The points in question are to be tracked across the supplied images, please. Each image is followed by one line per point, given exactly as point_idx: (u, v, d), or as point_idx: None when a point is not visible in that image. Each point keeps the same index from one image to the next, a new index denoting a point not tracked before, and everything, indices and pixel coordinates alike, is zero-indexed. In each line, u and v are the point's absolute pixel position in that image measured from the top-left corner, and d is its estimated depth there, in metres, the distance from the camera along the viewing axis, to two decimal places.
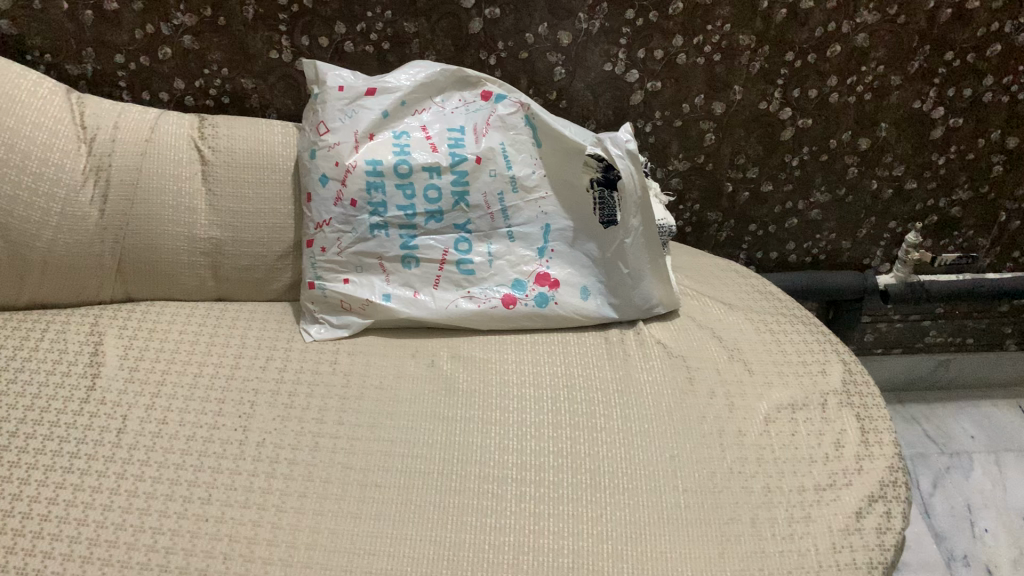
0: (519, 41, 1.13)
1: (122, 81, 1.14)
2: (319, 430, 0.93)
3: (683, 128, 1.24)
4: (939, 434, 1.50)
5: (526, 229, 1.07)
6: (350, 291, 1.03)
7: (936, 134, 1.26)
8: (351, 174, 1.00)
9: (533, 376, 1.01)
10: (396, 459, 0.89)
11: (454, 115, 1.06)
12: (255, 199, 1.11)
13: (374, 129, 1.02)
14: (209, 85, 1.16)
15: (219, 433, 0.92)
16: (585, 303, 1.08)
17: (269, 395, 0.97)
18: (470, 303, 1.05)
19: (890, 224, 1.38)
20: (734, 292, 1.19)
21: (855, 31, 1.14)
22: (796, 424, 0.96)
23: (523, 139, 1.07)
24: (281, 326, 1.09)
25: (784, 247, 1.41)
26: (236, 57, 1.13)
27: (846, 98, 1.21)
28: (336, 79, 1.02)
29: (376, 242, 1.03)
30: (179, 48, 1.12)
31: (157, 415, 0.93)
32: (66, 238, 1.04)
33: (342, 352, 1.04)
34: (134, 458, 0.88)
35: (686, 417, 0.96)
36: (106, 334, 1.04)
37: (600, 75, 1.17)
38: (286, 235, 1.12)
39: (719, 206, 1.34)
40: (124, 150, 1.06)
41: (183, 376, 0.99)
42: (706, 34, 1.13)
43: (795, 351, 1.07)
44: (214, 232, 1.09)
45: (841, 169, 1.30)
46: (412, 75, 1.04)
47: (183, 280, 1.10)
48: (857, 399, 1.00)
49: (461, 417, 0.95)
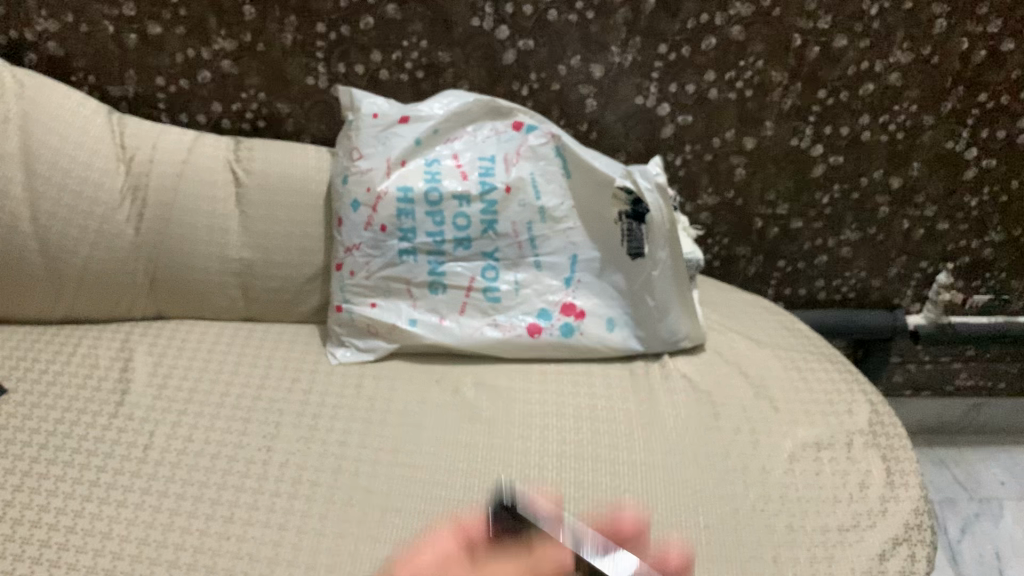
0: (552, 73, 1.14)
1: (161, 104, 1.17)
2: (341, 453, 0.92)
3: (713, 162, 1.24)
4: (969, 479, 1.48)
5: (554, 258, 1.05)
6: (377, 315, 1.03)
7: (969, 174, 1.25)
8: (382, 201, 1.01)
9: (554, 407, 0.98)
10: (417, 484, 0.89)
11: (486, 144, 1.05)
12: (287, 222, 1.11)
13: (406, 156, 1.03)
14: (246, 109, 1.18)
15: (243, 452, 0.92)
16: (610, 336, 1.04)
17: (293, 416, 0.97)
18: (496, 330, 1.03)
19: (921, 264, 1.36)
20: (760, 328, 1.16)
21: (888, 71, 1.14)
22: (820, 463, 0.95)
23: (553, 170, 1.05)
24: (308, 349, 1.08)
25: (813, 284, 1.38)
26: (274, 82, 1.15)
27: (877, 137, 1.21)
28: (371, 106, 1.03)
29: (404, 268, 1.03)
30: (218, 72, 1.14)
31: (183, 432, 0.94)
32: (102, 254, 1.06)
33: (366, 377, 1.03)
34: (159, 474, 0.89)
35: (709, 453, 0.95)
36: (137, 351, 1.05)
37: (631, 108, 1.18)
38: (316, 258, 1.12)
39: (748, 241, 1.33)
40: (162, 170, 1.08)
41: (210, 394, 0.99)
42: (738, 70, 1.14)
43: (821, 388, 1.06)
44: (245, 253, 1.10)
45: (872, 209, 1.29)
46: (445, 105, 1.05)
47: (214, 298, 1.11)
48: (882, 440, 0.99)
49: (485, 444, 0.93)
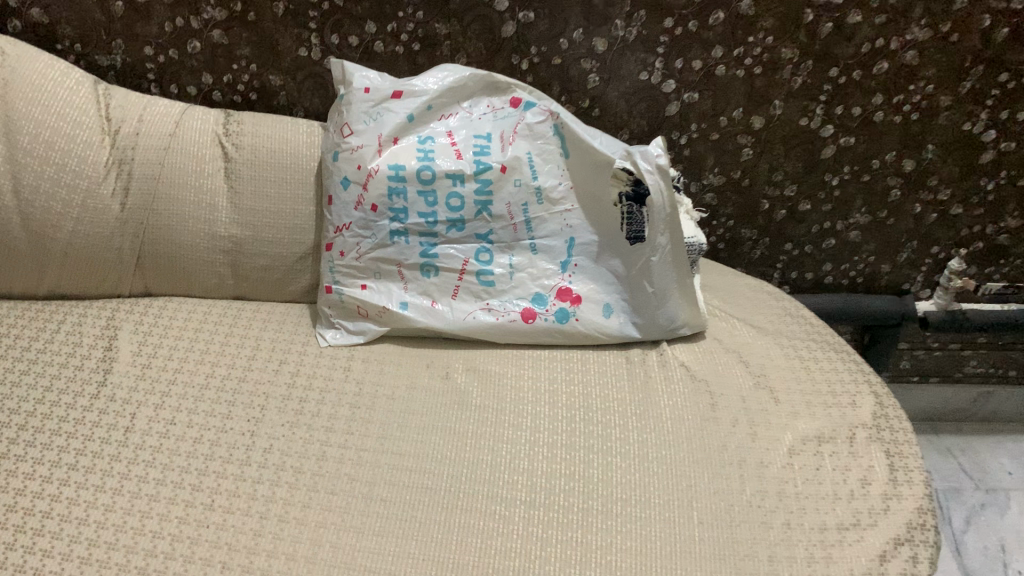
0: (553, 46, 1.10)
1: (151, 74, 1.13)
2: (326, 439, 0.90)
3: (719, 141, 1.19)
4: (975, 469, 1.45)
5: (550, 242, 1.02)
6: (367, 297, 1.00)
7: (986, 158, 1.20)
8: (372, 179, 0.98)
9: (547, 395, 0.95)
10: (404, 473, 0.86)
11: (481, 121, 1.02)
12: (276, 199, 1.08)
13: (399, 133, 0.99)
14: (237, 81, 1.14)
15: (226, 436, 0.90)
16: (607, 322, 1.01)
17: (279, 400, 0.94)
18: (489, 315, 1.00)
19: (932, 250, 1.31)
20: (762, 313, 1.12)
21: (904, 49, 1.09)
22: (821, 458, 0.93)
23: (551, 149, 1.01)
24: (297, 329, 1.06)
25: (820, 268, 1.35)
26: (265, 54, 1.11)
27: (890, 118, 1.17)
28: (362, 80, 0.99)
29: (395, 249, 1.00)
30: (207, 43, 1.10)
31: (166, 415, 0.92)
32: (86, 230, 1.03)
33: (355, 360, 1.00)
34: (140, 458, 0.86)
35: (706, 445, 0.92)
36: (122, 329, 1.03)
37: (635, 84, 1.14)
38: (306, 237, 1.09)
39: (754, 222, 1.29)
40: (147, 143, 1.04)
41: (195, 375, 0.97)
42: (747, 46, 1.10)
43: (825, 379, 1.02)
44: (234, 230, 1.07)
45: (883, 191, 1.25)
46: (440, 79, 1.01)
47: (202, 276, 1.08)
48: (886, 434, 0.96)
49: (474, 433, 0.91)
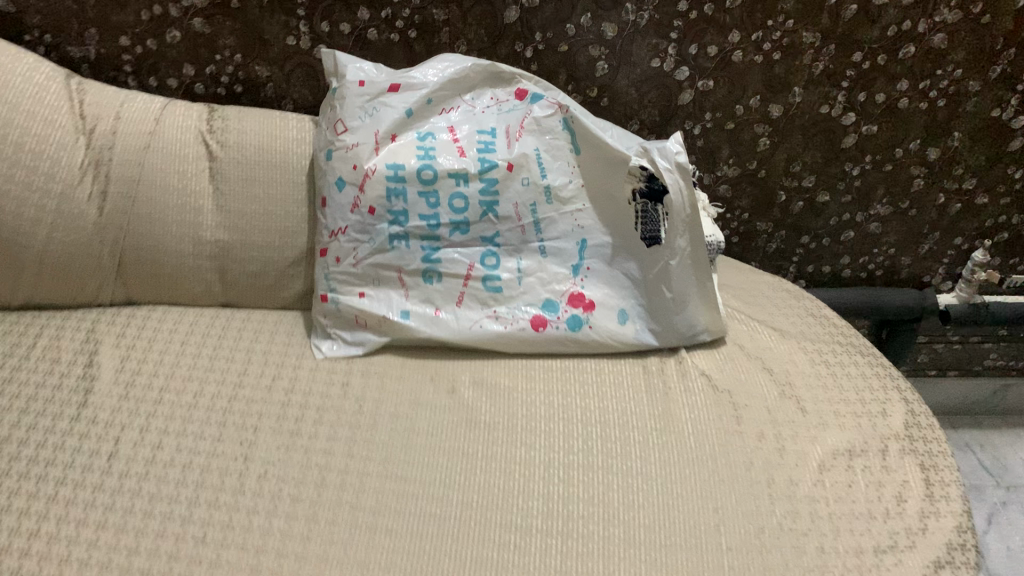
0: (559, 32, 1.03)
1: (128, 66, 1.05)
2: (326, 464, 0.83)
3: (735, 131, 1.13)
4: (995, 465, 1.40)
5: (560, 244, 0.95)
6: (366, 306, 0.93)
7: (1015, 145, 1.14)
8: (369, 179, 0.91)
9: (561, 411, 0.89)
10: (411, 499, 0.80)
11: (485, 115, 0.95)
12: (265, 200, 1.01)
13: (397, 130, 0.93)
14: (221, 72, 1.06)
15: (218, 462, 0.83)
16: (622, 329, 0.95)
17: (273, 421, 0.88)
18: (496, 324, 0.93)
19: (955, 241, 1.25)
20: (783, 315, 1.06)
21: (932, 31, 1.03)
22: (853, 473, 0.87)
23: (560, 144, 0.95)
24: (291, 340, 0.99)
25: (837, 262, 1.29)
26: (251, 43, 1.03)
27: (916, 104, 1.10)
28: (357, 73, 0.92)
29: (394, 254, 0.93)
30: (188, 32, 1.02)
31: (153, 439, 0.85)
32: (61, 237, 0.96)
33: (354, 374, 0.93)
34: (125, 488, 0.80)
35: (731, 462, 0.86)
36: (103, 342, 0.96)
37: (646, 72, 1.06)
38: (298, 241, 1.02)
39: (770, 215, 1.22)
40: (125, 143, 0.97)
41: (183, 394, 0.90)
42: (766, 30, 1.03)
43: (852, 387, 0.97)
44: (221, 235, 1.00)
45: (906, 181, 1.18)
46: (440, 70, 0.94)
47: (189, 283, 1.01)
48: (920, 446, 0.91)
49: (485, 454, 0.85)
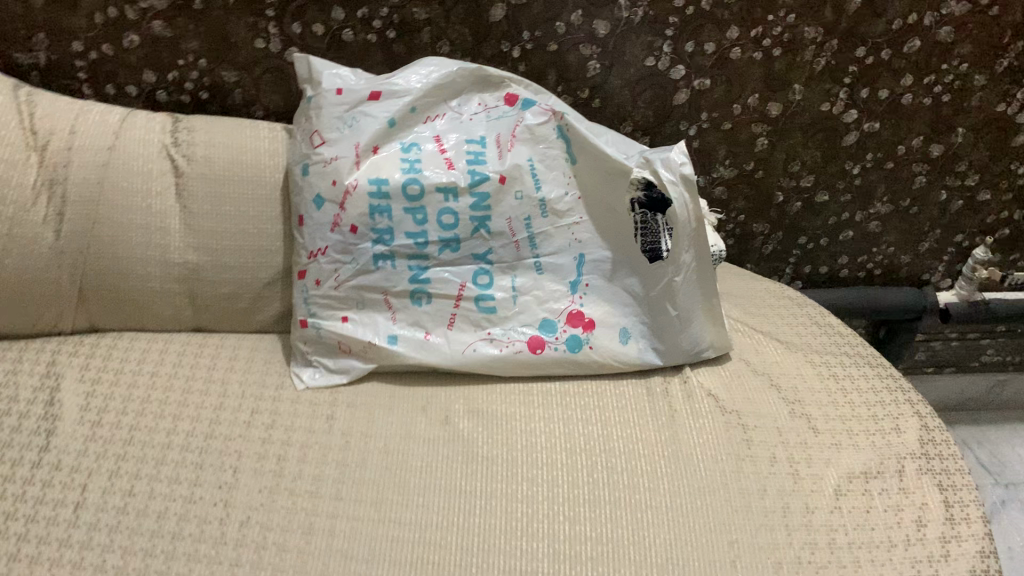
0: (548, 31, 0.96)
1: (82, 73, 0.97)
2: (313, 508, 0.77)
3: (732, 131, 1.07)
4: (993, 462, 1.38)
5: (557, 260, 0.90)
6: (351, 331, 0.87)
7: (1019, 140, 1.10)
8: (351, 196, 0.84)
9: (563, 440, 0.84)
10: (407, 545, 0.74)
11: (473, 123, 0.89)
12: (237, 217, 0.94)
13: (378, 141, 0.86)
14: (184, 78, 0.98)
15: (196, 509, 0.76)
16: (624, 348, 0.90)
17: (254, 460, 0.81)
18: (491, 347, 0.88)
19: (955, 238, 1.22)
20: (787, 325, 1.02)
21: (939, 25, 0.98)
22: (870, 497, 0.82)
23: (554, 154, 0.89)
24: (269, 368, 0.92)
25: (835, 262, 1.24)
26: (216, 46, 0.96)
27: (920, 100, 1.05)
28: (333, 79, 0.85)
29: (380, 275, 0.86)
30: (147, 36, 0.94)
31: (123, 484, 0.78)
32: (15, 263, 0.87)
33: (340, 405, 0.87)
34: (95, 542, 0.72)
35: (745, 490, 0.81)
36: (65, 376, 0.88)
37: (640, 71, 1.00)
38: (274, 260, 0.95)
39: (766, 217, 1.18)
40: (83, 159, 0.89)
41: (154, 433, 0.83)
42: (766, 25, 0.97)
43: (864, 402, 0.92)
44: (190, 256, 0.93)
45: (908, 179, 1.14)
46: (424, 76, 0.87)
47: (156, 308, 0.94)
48: (937, 463, 0.86)
49: (484, 490, 0.79)
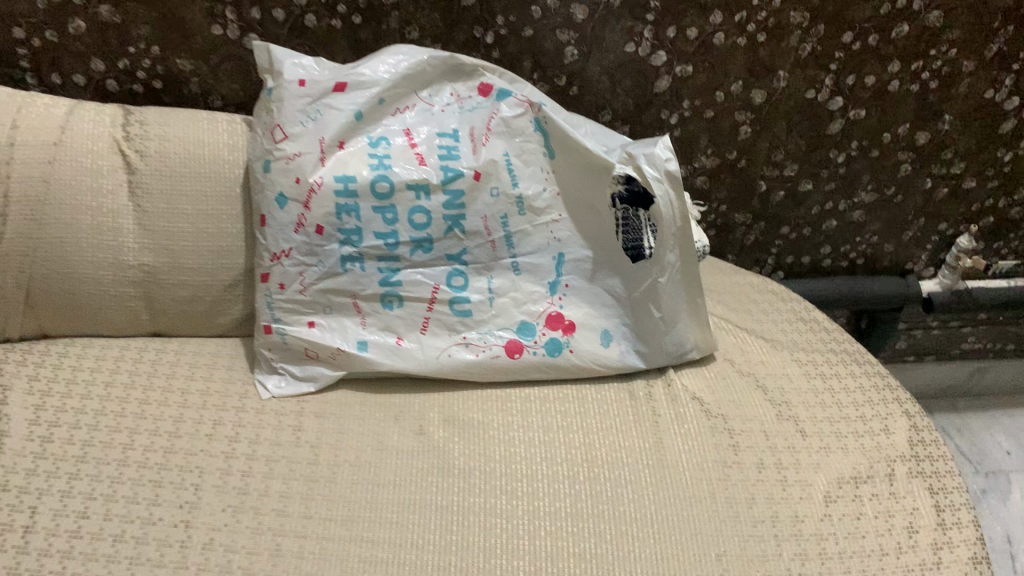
0: (523, 16, 0.91)
1: (24, 61, 0.90)
2: (280, 527, 0.72)
3: (714, 119, 1.03)
4: (973, 451, 1.36)
5: (535, 259, 0.86)
6: (318, 338, 0.82)
7: (1006, 127, 1.08)
8: (316, 195, 0.79)
9: (543, 449, 0.80)
10: (379, 567, 0.69)
11: (445, 115, 0.84)
12: (195, 216, 0.88)
13: (345, 136, 0.81)
14: (136, 67, 0.92)
15: (155, 531, 0.71)
16: (606, 351, 0.86)
17: (217, 477, 0.76)
18: (467, 352, 0.84)
19: (940, 226, 1.19)
20: (771, 322, 0.99)
21: (928, 9, 0.95)
22: (860, 503, 0.79)
23: (531, 148, 0.85)
24: (232, 375, 0.87)
25: (818, 251, 1.21)
26: (170, 33, 0.90)
27: (908, 86, 1.02)
28: (296, 70, 0.80)
29: (348, 278, 0.82)
30: (94, 21, 0.88)
31: (77, 506, 0.72)
32: None
33: (307, 415, 0.83)
34: (45, 571, 0.67)
35: (732, 499, 0.77)
36: (13, 389, 0.81)
37: (619, 58, 0.96)
38: (236, 261, 0.90)
39: (749, 207, 1.14)
40: (27, 155, 0.83)
41: (110, 448, 0.77)
42: (751, 10, 0.93)
43: (852, 402, 0.89)
44: (146, 257, 0.87)
45: (893, 167, 1.11)
46: (392, 65, 0.82)
47: (110, 313, 0.88)
48: (927, 466, 0.83)
49: (460, 505, 0.75)
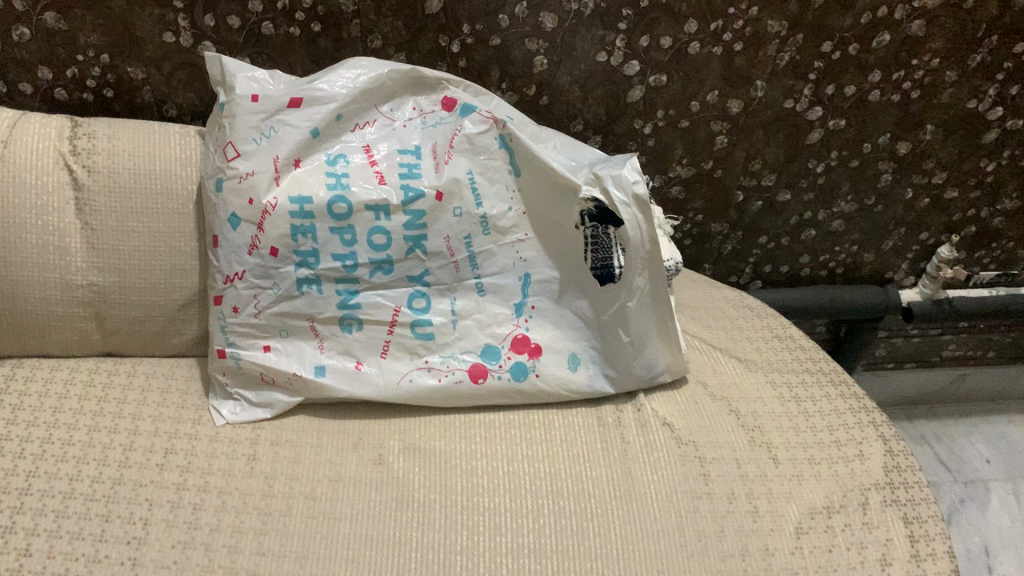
0: (491, 24, 0.88)
1: None
2: (230, 565, 0.69)
3: (689, 129, 1.00)
4: (952, 459, 1.34)
5: (500, 280, 0.83)
6: (273, 363, 0.79)
7: (989, 138, 1.05)
8: (270, 217, 0.75)
9: (507, 481, 0.78)
10: None
11: (407, 130, 0.81)
12: (146, 234, 0.84)
13: (300, 154, 0.78)
14: (86, 75, 0.88)
15: (99, 569, 0.67)
16: (573, 376, 0.84)
17: (167, 510, 0.72)
18: (429, 377, 0.81)
19: (920, 236, 1.17)
20: (747, 342, 0.97)
21: (910, 18, 0.91)
22: (832, 535, 0.76)
23: (496, 165, 0.82)
24: (186, 400, 0.84)
25: (796, 261, 1.19)
26: (119, 40, 0.85)
27: (888, 96, 0.99)
28: (248, 85, 0.76)
29: (305, 301, 0.79)
30: (40, 29, 0.84)
31: (18, 543, 0.68)
32: None
33: (262, 443, 0.80)
34: None
35: (700, 533, 0.74)
36: None
37: (591, 67, 0.92)
38: (189, 281, 0.86)
39: (725, 217, 1.11)
40: None
41: (56, 479, 0.74)
42: (727, 19, 0.90)
43: (827, 425, 0.87)
44: (95, 277, 0.84)
45: (873, 177, 1.08)
46: (350, 79, 0.78)
47: (59, 334, 0.85)
48: (902, 495, 0.80)
49: (419, 541, 0.72)
